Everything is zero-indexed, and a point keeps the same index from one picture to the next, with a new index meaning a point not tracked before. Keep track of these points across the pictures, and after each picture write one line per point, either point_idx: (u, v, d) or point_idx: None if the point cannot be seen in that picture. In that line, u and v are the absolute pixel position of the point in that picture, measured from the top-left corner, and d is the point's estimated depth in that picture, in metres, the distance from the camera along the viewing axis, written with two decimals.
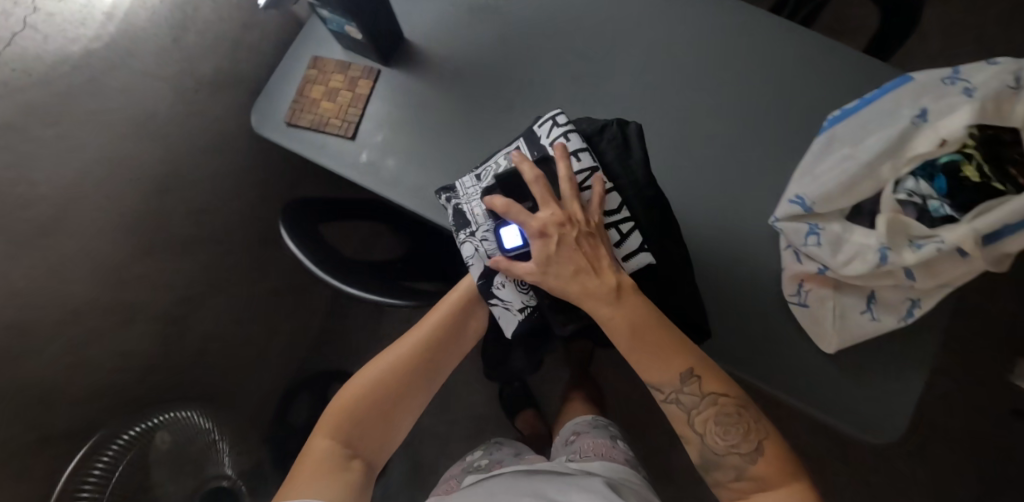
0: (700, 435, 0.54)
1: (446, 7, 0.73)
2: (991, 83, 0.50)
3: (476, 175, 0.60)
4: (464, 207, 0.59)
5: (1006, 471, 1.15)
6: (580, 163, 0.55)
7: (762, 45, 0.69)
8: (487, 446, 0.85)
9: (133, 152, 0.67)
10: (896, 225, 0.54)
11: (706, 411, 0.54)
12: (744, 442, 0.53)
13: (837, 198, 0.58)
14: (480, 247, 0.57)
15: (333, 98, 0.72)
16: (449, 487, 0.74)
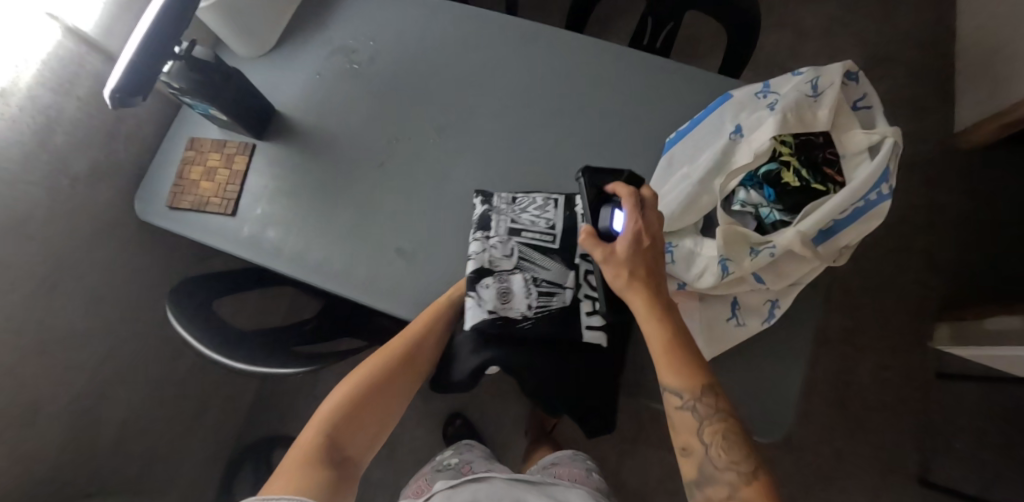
0: (704, 445, 0.48)
1: (311, 76, 0.77)
2: (791, 93, 0.53)
3: (513, 197, 0.65)
4: (492, 216, 0.63)
5: (941, 433, 1.19)
6: (592, 242, 0.62)
7: (610, 71, 0.73)
8: (458, 446, 0.86)
9: (10, 262, 0.64)
10: (731, 237, 0.53)
11: (715, 423, 0.48)
12: (743, 460, 0.46)
13: (680, 216, 0.57)
14: (494, 249, 0.61)
15: (211, 177, 0.74)
16: (419, 488, 0.76)
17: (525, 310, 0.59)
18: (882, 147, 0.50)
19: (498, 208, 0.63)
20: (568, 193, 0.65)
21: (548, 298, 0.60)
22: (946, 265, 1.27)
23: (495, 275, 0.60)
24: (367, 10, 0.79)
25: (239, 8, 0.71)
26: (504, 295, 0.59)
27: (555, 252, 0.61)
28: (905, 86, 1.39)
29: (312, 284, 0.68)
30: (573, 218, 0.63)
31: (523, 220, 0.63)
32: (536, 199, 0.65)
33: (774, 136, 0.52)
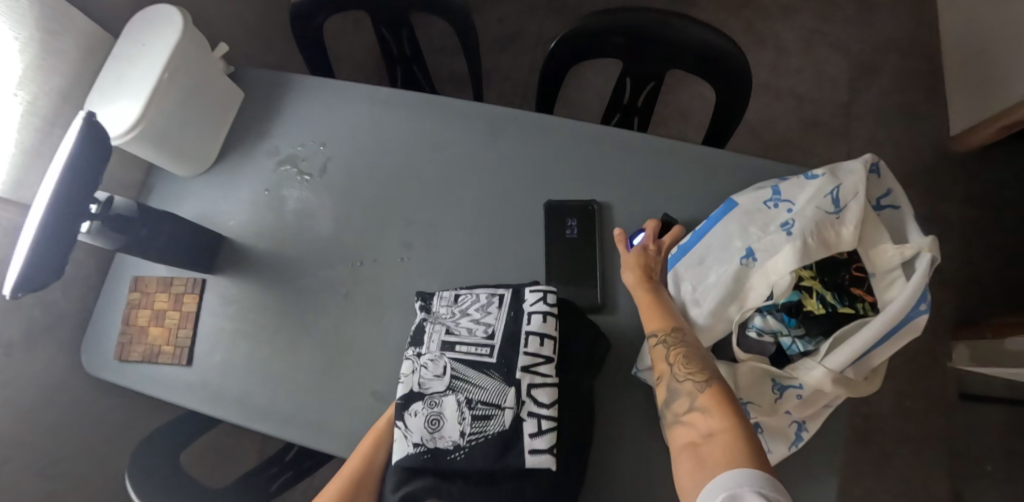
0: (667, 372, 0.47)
1: (261, 193, 0.70)
2: (808, 210, 0.46)
3: (457, 299, 0.58)
4: (427, 326, 0.56)
5: (970, 458, 1.14)
6: (539, 348, 0.52)
7: (591, 158, 0.66)
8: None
9: None
10: (748, 373, 0.48)
11: (676, 346, 0.47)
12: (699, 373, 0.45)
13: None
14: (420, 368, 0.53)
15: (160, 321, 0.66)
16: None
17: (457, 439, 0.49)
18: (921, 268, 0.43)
19: (436, 315, 0.57)
20: (515, 287, 0.56)
21: (481, 423, 0.49)
22: (958, 279, 1.22)
23: (425, 400, 0.51)
24: (317, 113, 0.72)
25: (169, 133, 0.63)
26: (433, 423, 0.50)
27: (491, 369, 0.52)
28: (896, 92, 1.33)
29: (284, 438, 0.61)
30: (515, 326, 0.53)
31: (460, 330, 0.55)
32: (480, 299, 0.57)
33: (795, 269, 0.44)
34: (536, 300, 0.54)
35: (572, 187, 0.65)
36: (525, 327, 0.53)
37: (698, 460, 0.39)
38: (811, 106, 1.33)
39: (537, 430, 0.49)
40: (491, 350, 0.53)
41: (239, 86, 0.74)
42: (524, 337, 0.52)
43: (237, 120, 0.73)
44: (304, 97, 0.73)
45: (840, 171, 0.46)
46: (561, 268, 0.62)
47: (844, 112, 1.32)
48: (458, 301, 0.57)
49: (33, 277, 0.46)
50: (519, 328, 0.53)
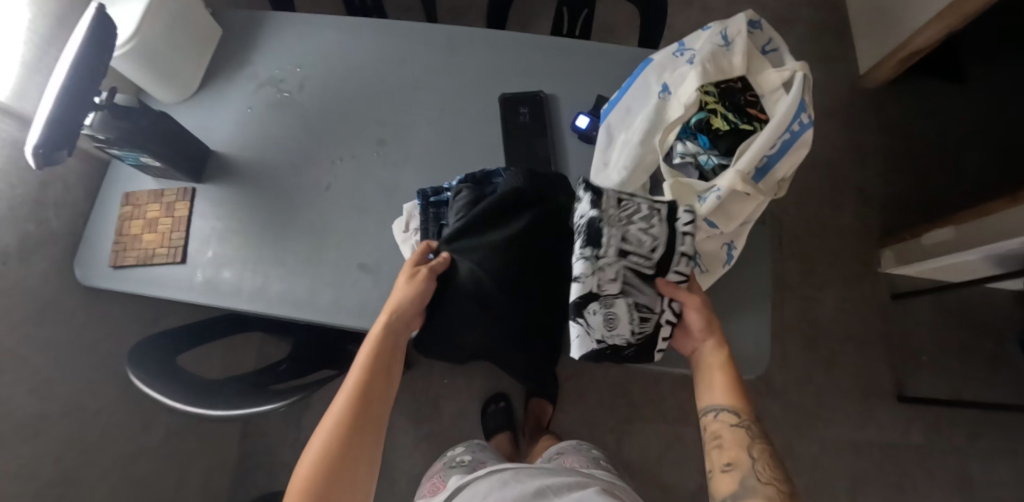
0: (751, 460, 0.56)
1: (243, 111, 0.76)
2: (705, 47, 0.57)
3: (622, 196, 0.55)
4: (602, 228, 0.53)
5: (908, 350, 1.27)
6: (681, 269, 0.55)
7: (536, 57, 0.76)
8: (468, 446, 0.90)
9: None
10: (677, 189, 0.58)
11: (761, 449, 0.57)
12: (777, 477, 0.55)
13: (629, 183, 0.62)
14: (598, 277, 0.54)
15: (153, 229, 0.71)
16: (434, 487, 0.79)
17: (625, 337, 0.57)
18: (795, 78, 0.53)
19: (609, 217, 0.54)
20: (681, 199, 0.53)
21: (644, 324, 0.56)
22: (879, 196, 1.37)
23: (600, 300, 0.55)
24: (288, 40, 0.79)
25: (157, 52, 0.69)
26: (609, 321, 0.55)
27: (651, 280, 0.55)
28: (809, 41, 1.50)
29: (279, 315, 0.67)
30: (672, 241, 0.54)
31: (630, 242, 0.54)
32: (640, 208, 0.54)
33: (699, 87, 0.56)
34: (692, 219, 0.53)
35: (520, 83, 0.74)
36: (678, 245, 0.54)
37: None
38: None
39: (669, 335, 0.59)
40: (652, 263, 0.55)
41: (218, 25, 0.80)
42: (677, 256, 0.54)
43: (220, 45, 0.80)
44: (277, 29, 0.79)
45: (726, 21, 0.58)
46: (516, 147, 0.71)
47: None
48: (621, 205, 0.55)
49: (54, 139, 0.52)
50: (672, 245, 0.54)
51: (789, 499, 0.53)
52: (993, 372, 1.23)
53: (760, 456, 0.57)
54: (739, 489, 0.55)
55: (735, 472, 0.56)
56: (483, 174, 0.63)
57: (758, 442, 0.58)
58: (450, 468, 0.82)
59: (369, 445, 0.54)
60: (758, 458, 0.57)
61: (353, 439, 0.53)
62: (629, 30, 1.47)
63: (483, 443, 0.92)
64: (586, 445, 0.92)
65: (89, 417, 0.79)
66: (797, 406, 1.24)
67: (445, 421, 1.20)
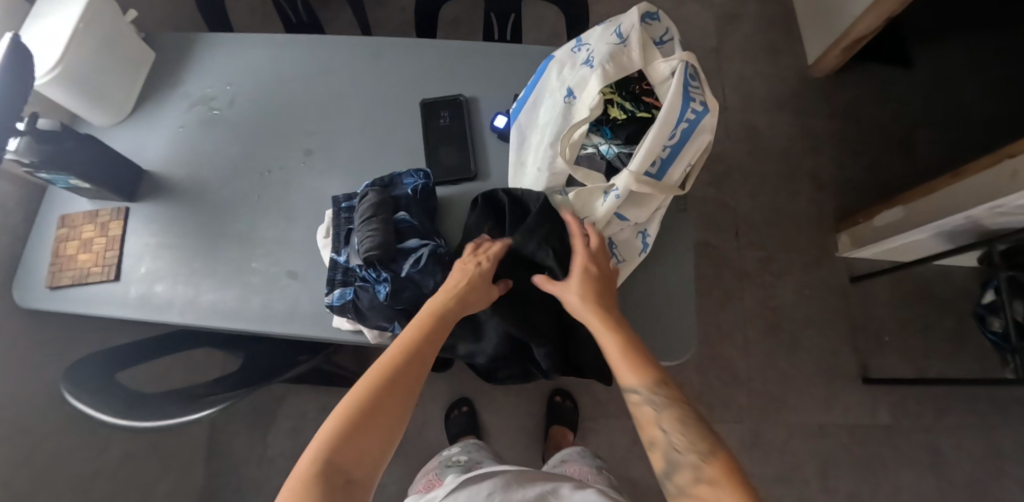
0: (665, 433, 0.51)
1: (175, 130, 0.78)
2: (603, 45, 0.58)
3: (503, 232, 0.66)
4: None
5: (870, 331, 1.27)
6: None
7: (457, 62, 0.78)
8: (465, 445, 0.95)
9: None
10: (582, 192, 0.61)
11: (672, 410, 0.52)
12: (700, 442, 0.49)
13: (544, 181, 0.63)
14: None
15: (88, 249, 0.73)
16: (429, 483, 0.86)
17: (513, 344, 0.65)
18: (675, 72, 0.57)
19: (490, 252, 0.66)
20: None
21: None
22: (832, 181, 1.38)
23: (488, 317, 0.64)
24: (219, 59, 0.81)
25: (88, 77, 0.72)
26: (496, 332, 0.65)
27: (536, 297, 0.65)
28: (757, 35, 1.54)
29: (210, 326, 0.68)
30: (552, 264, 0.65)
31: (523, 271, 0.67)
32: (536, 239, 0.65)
33: (601, 88, 0.57)
34: None
35: (441, 87, 0.77)
36: None
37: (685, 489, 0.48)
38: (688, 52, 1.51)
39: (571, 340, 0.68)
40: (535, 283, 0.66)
41: (151, 48, 0.83)
42: None
43: (154, 68, 0.82)
44: (208, 50, 0.82)
45: (620, 16, 0.59)
46: (438, 149, 0.73)
47: (715, 55, 1.52)
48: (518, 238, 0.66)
49: None
50: None
51: (717, 458, 0.48)
52: (956, 349, 1.24)
53: (672, 426, 0.51)
54: (667, 465, 0.50)
55: (657, 448, 0.51)
56: (390, 178, 0.65)
57: (667, 409, 0.53)
58: (445, 466, 0.88)
59: (396, 410, 0.51)
60: (671, 428, 0.51)
61: (381, 403, 0.51)
62: None
63: (481, 444, 0.96)
64: (588, 454, 0.96)
65: (43, 437, 0.80)
66: (763, 393, 1.24)
67: (411, 428, 1.20)
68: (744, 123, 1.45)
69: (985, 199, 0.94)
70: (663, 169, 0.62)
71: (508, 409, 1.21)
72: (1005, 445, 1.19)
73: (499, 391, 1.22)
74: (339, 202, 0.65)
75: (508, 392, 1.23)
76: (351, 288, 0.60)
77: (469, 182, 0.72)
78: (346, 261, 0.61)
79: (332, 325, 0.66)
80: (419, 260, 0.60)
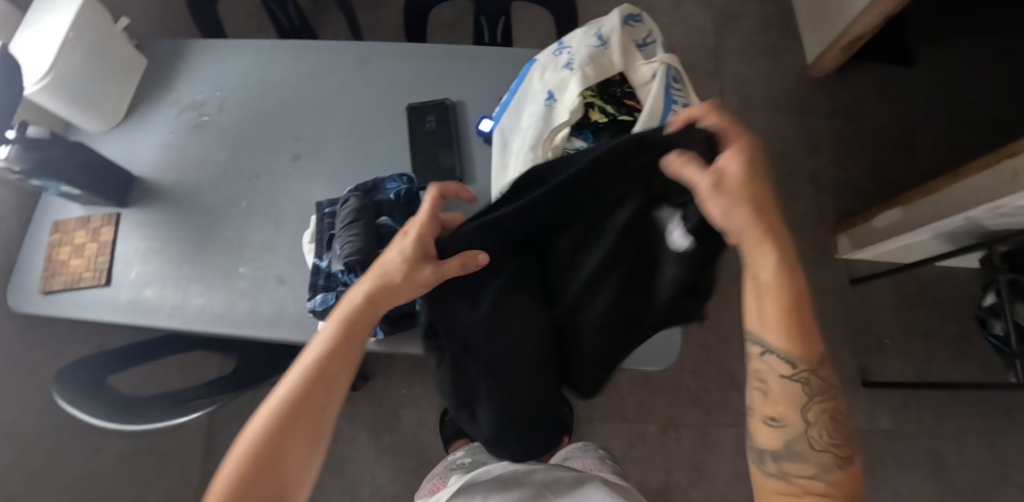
0: (807, 423, 0.47)
1: (165, 136, 0.79)
2: (583, 48, 0.58)
3: None
4: None
5: (870, 333, 1.26)
6: None
7: (443, 66, 0.78)
8: (470, 447, 0.93)
9: None
10: None
11: (822, 401, 0.47)
12: (840, 446, 0.46)
13: None
14: None
15: (80, 254, 0.74)
16: (435, 487, 0.85)
17: None
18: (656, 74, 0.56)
19: None
20: None
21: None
22: (832, 182, 1.37)
23: None
24: (208, 65, 0.82)
25: (78, 86, 0.73)
26: None
27: None
28: (755, 34, 1.52)
29: (198, 330, 0.69)
30: None
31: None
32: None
33: (581, 92, 0.57)
34: None
35: (426, 91, 0.77)
36: None
37: (802, 483, 0.46)
38: (685, 53, 1.50)
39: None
40: None
41: (143, 54, 0.84)
42: None
43: (146, 75, 0.83)
44: (198, 56, 0.83)
45: (600, 20, 0.59)
46: (423, 154, 0.73)
47: (713, 55, 1.51)
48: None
49: None
50: None
51: (848, 468, 0.46)
52: (958, 351, 1.22)
53: (817, 419, 0.47)
54: (784, 450, 0.47)
55: (783, 429, 0.47)
56: (373, 183, 0.66)
57: (818, 399, 0.47)
58: (450, 470, 0.87)
59: (320, 404, 0.51)
60: (813, 422, 0.47)
61: (305, 401, 0.50)
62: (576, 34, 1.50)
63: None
64: (592, 446, 0.94)
65: (37, 440, 0.81)
66: None
67: (406, 431, 1.20)
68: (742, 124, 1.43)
69: (984, 200, 0.92)
70: None
71: None
72: (1008, 449, 1.17)
73: None
74: (322, 208, 0.66)
75: None
76: (334, 293, 0.61)
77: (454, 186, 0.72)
78: (327, 267, 0.62)
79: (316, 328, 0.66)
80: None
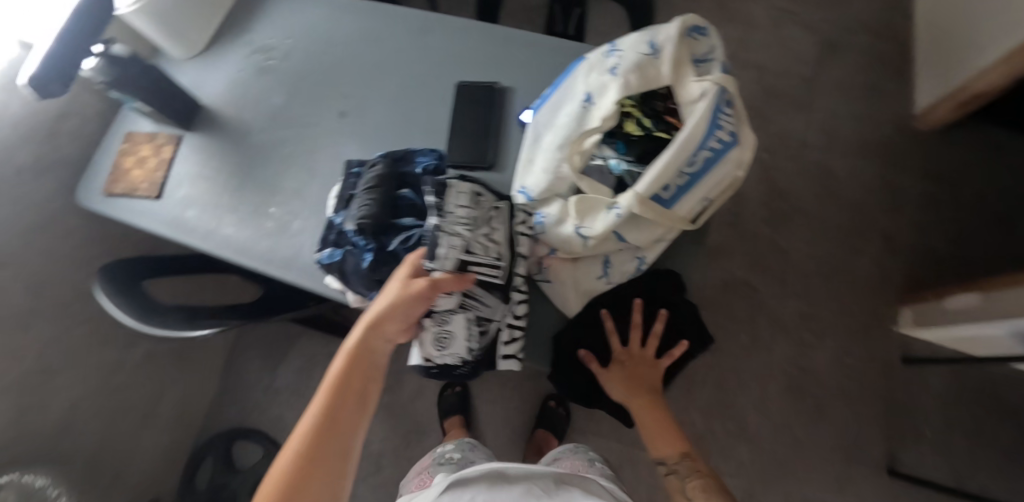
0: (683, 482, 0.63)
1: (234, 73, 0.84)
2: (632, 54, 0.55)
3: (462, 202, 0.60)
4: (442, 237, 0.57)
5: (909, 420, 1.13)
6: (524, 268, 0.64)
7: (500, 48, 0.78)
8: (460, 443, 1.01)
9: None
10: (584, 205, 0.59)
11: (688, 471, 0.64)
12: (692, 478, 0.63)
13: (549, 187, 0.61)
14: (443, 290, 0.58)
15: (142, 166, 0.81)
16: (422, 481, 0.90)
17: (464, 352, 0.61)
18: (705, 94, 0.53)
19: (450, 226, 0.58)
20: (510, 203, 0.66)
21: (481, 335, 0.62)
22: (909, 246, 1.23)
23: (438, 317, 0.59)
24: (285, 12, 0.86)
25: (165, 14, 0.79)
26: (444, 336, 0.60)
27: (496, 290, 0.61)
28: (859, 70, 1.39)
29: (223, 256, 0.74)
30: (512, 242, 0.63)
31: (477, 248, 0.59)
32: (490, 213, 0.61)
33: (618, 99, 0.54)
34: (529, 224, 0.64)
35: (479, 71, 0.77)
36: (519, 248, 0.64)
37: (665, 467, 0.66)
38: (775, 77, 1.39)
39: (513, 339, 0.63)
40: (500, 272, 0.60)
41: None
42: (518, 257, 0.64)
43: (230, 13, 0.88)
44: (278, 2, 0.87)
45: (660, 26, 0.56)
46: (458, 132, 0.73)
47: (806, 85, 1.38)
48: (471, 206, 0.61)
49: (46, 72, 0.62)
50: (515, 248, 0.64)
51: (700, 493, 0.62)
52: (1011, 466, 1.07)
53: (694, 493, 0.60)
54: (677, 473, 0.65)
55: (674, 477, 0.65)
56: (405, 153, 0.68)
57: (690, 480, 0.62)
58: (438, 464, 0.93)
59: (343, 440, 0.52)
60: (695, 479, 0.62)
61: (330, 435, 0.51)
62: None
63: (474, 442, 1.02)
64: (581, 449, 0.95)
65: (77, 322, 0.91)
66: (769, 455, 1.14)
67: (405, 395, 1.24)
68: (821, 164, 1.32)
69: None
70: (675, 198, 0.59)
71: (501, 399, 1.22)
72: None
73: (494, 383, 1.23)
74: (351, 166, 0.67)
75: (504, 384, 1.23)
76: (341, 250, 0.63)
77: (483, 172, 0.72)
78: (341, 224, 0.64)
79: (323, 280, 0.69)
80: (409, 240, 0.62)
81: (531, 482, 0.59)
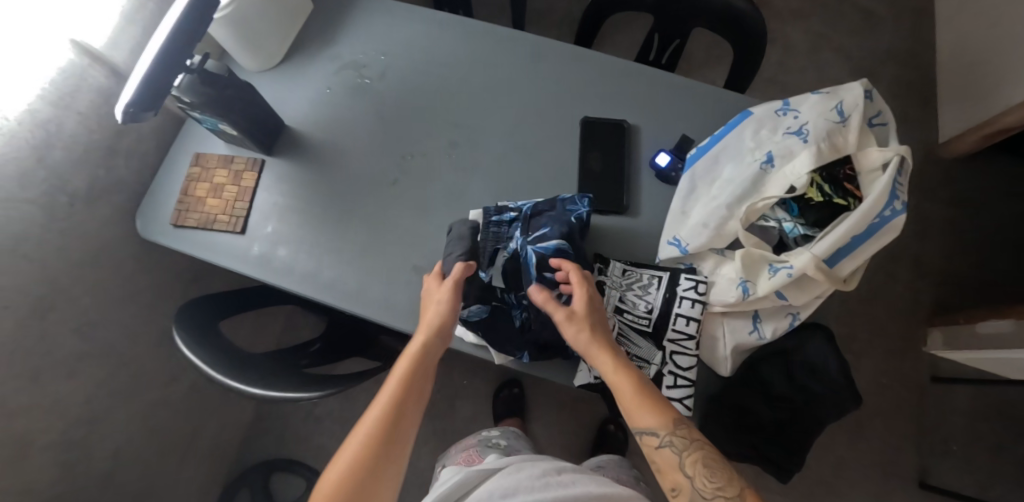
0: (689, 478, 0.51)
1: (322, 91, 0.76)
2: (820, 120, 0.55)
3: (624, 265, 0.65)
4: (604, 290, 0.64)
5: (938, 436, 1.21)
6: (687, 328, 0.60)
7: (623, 81, 0.74)
8: (504, 431, 0.89)
9: (15, 283, 0.61)
10: (748, 261, 0.58)
11: (693, 452, 0.51)
12: (728, 485, 0.50)
13: (709, 243, 0.60)
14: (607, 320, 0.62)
15: (218, 195, 0.71)
16: (469, 459, 0.77)
17: None
18: (889, 166, 0.52)
19: (609, 282, 0.64)
20: (671, 270, 0.63)
21: None
22: (936, 272, 1.31)
23: None
24: (377, 24, 0.78)
25: (248, 22, 0.69)
26: None
27: (648, 335, 0.62)
28: (889, 99, 1.45)
29: (328, 302, 0.66)
30: (669, 304, 0.61)
31: (628, 300, 0.63)
32: (642, 277, 0.64)
33: (811, 168, 0.54)
34: (690, 286, 0.61)
35: (604, 104, 0.73)
36: (676, 309, 0.61)
37: (676, 465, 0.52)
38: None
39: (671, 386, 0.60)
40: (649, 322, 0.62)
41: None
42: (674, 316, 0.61)
43: (309, 20, 0.79)
44: (368, 12, 0.79)
45: (839, 90, 0.56)
46: (587, 172, 0.70)
47: None
48: (625, 275, 0.64)
49: (144, 100, 0.54)
50: (672, 311, 0.61)
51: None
52: None
53: (695, 472, 0.51)
54: None
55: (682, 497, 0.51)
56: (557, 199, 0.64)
57: (688, 454, 0.51)
58: (485, 446, 0.81)
59: (401, 444, 0.54)
60: (693, 474, 0.51)
61: (393, 433, 0.53)
62: (703, 58, 1.44)
63: (518, 432, 0.90)
64: (626, 463, 0.87)
65: (123, 362, 0.81)
66: (813, 471, 1.20)
67: (459, 421, 1.20)
68: None
69: None
70: (837, 257, 0.56)
71: (558, 424, 1.20)
72: None
73: (552, 408, 1.21)
74: (490, 213, 0.64)
75: (562, 410, 1.20)
76: (489, 307, 0.61)
77: (617, 215, 0.68)
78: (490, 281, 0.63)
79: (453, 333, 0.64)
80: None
81: (588, 487, 0.59)
